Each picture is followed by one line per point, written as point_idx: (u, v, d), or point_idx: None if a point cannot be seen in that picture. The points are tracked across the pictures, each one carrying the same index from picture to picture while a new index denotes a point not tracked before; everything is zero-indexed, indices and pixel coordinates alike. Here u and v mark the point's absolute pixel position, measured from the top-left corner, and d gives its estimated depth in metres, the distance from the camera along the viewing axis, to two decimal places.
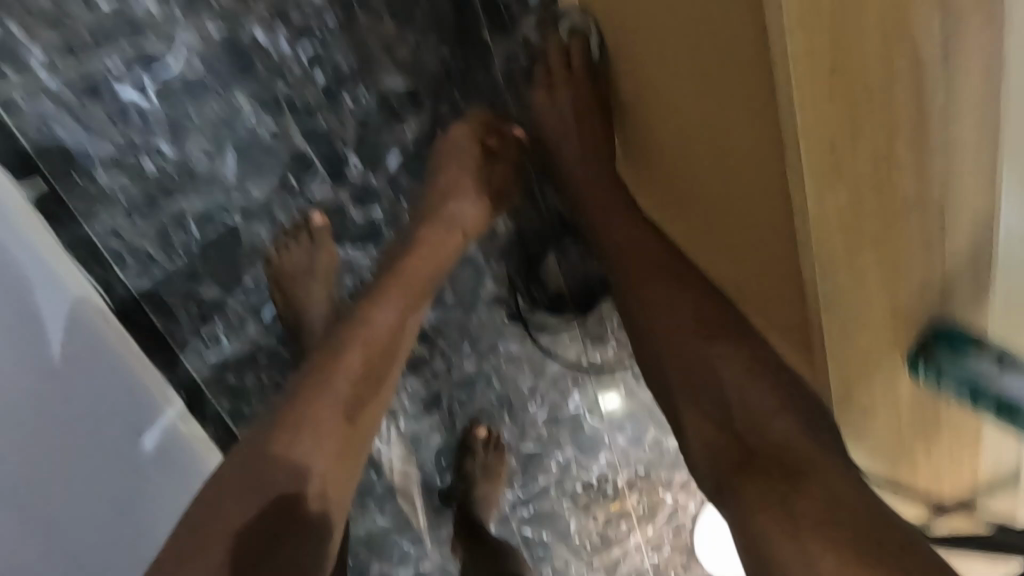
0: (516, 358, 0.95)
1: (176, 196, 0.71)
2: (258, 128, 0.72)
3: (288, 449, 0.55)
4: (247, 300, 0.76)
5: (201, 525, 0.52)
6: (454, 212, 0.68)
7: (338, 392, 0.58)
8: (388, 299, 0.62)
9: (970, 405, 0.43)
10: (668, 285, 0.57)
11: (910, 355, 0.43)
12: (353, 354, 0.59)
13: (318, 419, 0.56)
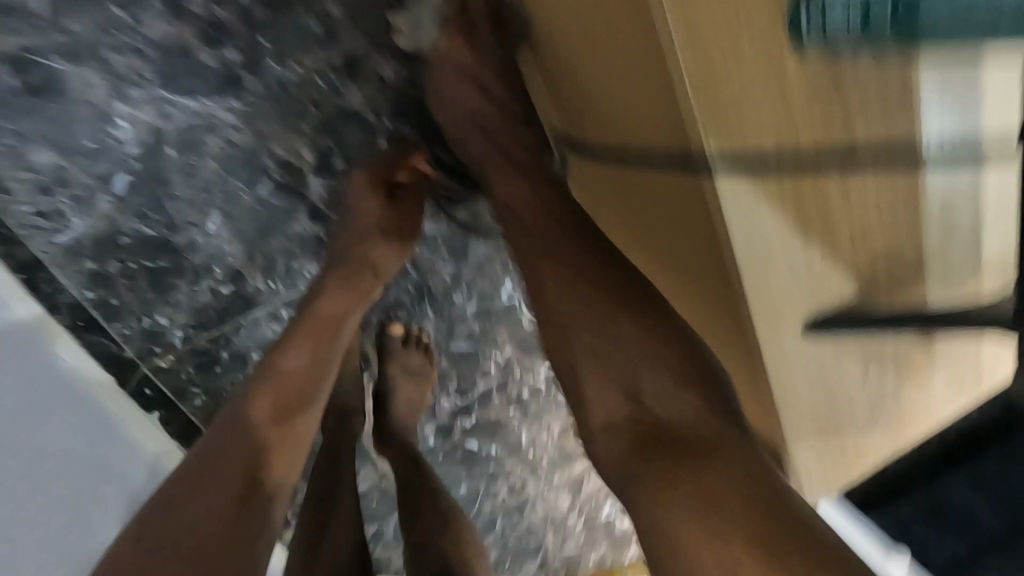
0: (431, 240, 0.82)
1: (53, 130, 0.63)
2: (137, 50, 0.62)
3: (186, 512, 0.51)
4: (90, 169, 0.65)
5: None
6: (370, 255, 0.68)
7: (246, 450, 0.56)
8: (298, 343, 0.62)
9: (881, 32, 0.35)
10: (623, 350, 0.53)
11: (793, 13, 0.36)
12: (262, 402, 0.58)
13: (225, 472, 0.54)
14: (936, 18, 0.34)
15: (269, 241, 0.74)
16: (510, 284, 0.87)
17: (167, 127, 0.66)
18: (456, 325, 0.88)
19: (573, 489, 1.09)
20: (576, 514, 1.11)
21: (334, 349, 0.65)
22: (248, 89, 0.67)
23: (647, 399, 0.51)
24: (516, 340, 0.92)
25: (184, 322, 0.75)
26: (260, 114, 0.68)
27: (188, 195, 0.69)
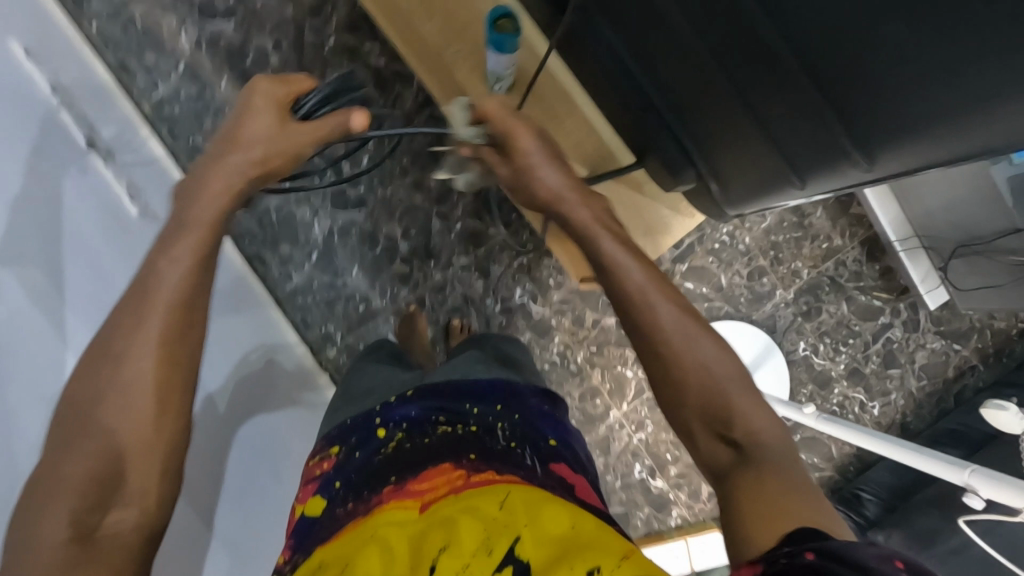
0: (467, 266, 1.42)
1: (286, 243, 1.38)
2: (314, 199, 1.37)
3: (119, 363, 0.57)
4: (306, 254, 1.39)
5: (95, 428, 0.56)
6: (233, 163, 0.64)
7: (152, 322, 0.58)
8: (173, 259, 0.60)
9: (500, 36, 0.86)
10: (663, 300, 0.69)
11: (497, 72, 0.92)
12: (166, 286, 0.59)
13: (156, 278, 0.60)
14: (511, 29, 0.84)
15: (381, 276, 1.41)
16: (519, 289, 1.44)
17: (333, 229, 1.39)
18: (490, 320, 1.44)
19: (603, 447, 1.46)
20: (613, 473, 1.46)
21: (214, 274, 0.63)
22: (366, 204, 1.39)
23: (724, 391, 0.66)
24: (531, 327, 1.44)
25: (343, 326, 1.40)
26: (373, 214, 1.39)
27: (345, 259, 1.40)
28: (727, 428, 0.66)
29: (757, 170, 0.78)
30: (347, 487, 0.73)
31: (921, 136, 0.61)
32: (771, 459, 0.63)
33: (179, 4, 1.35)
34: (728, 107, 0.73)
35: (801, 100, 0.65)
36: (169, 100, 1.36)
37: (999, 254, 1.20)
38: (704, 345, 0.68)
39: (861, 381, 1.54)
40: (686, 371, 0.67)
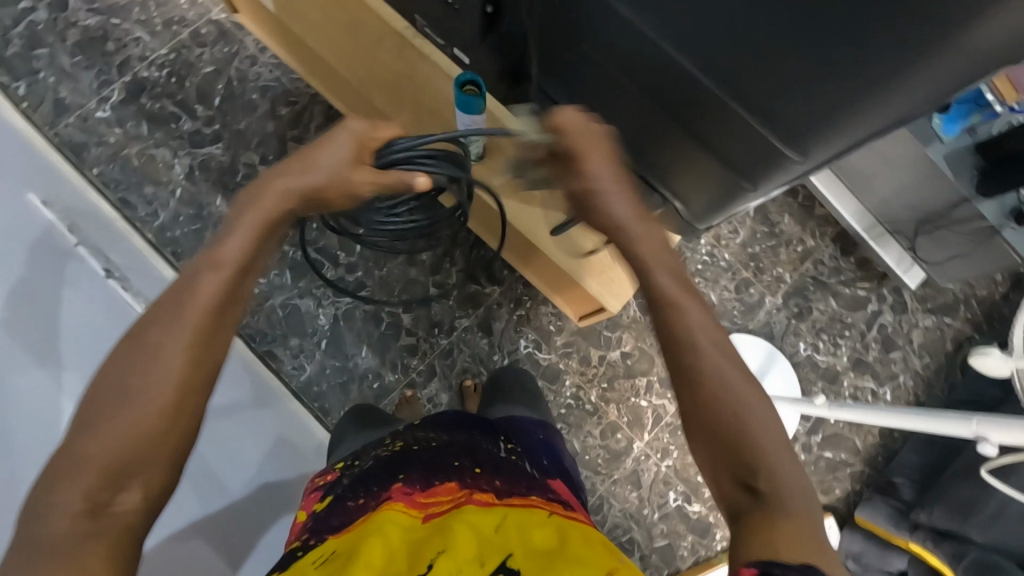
0: (469, 328, 1.48)
1: (295, 337, 1.44)
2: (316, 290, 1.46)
3: (130, 366, 0.62)
4: (315, 344, 1.45)
5: (107, 424, 0.60)
6: (278, 188, 0.72)
7: (177, 337, 0.63)
8: (208, 276, 0.66)
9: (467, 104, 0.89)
10: (696, 307, 0.68)
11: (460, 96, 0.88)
12: (184, 314, 0.64)
13: (174, 309, 0.64)
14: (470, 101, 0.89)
15: (389, 352, 1.46)
16: (523, 340, 1.49)
17: (337, 315, 1.46)
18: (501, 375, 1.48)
19: (634, 481, 1.46)
20: (649, 506, 1.46)
21: (223, 313, 0.66)
22: (366, 287, 1.47)
23: (736, 413, 0.64)
24: (541, 375, 1.49)
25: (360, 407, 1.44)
26: (372, 295, 1.47)
27: (352, 342, 1.46)
28: (737, 456, 0.63)
29: (715, 186, 0.83)
30: (351, 482, 0.88)
31: (836, 126, 0.63)
32: (788, 512, 0.60)
33: (171, 139, 1.49)
34: (673, 133, 0.80)
35: (726, 118, 0.71)
36: (169, 224, 1.46)
37: (955, 225, 1.29)
38: (734, 375, 0.66)
39: (867, 369, 1.58)
40: (693, 376, 0.66)
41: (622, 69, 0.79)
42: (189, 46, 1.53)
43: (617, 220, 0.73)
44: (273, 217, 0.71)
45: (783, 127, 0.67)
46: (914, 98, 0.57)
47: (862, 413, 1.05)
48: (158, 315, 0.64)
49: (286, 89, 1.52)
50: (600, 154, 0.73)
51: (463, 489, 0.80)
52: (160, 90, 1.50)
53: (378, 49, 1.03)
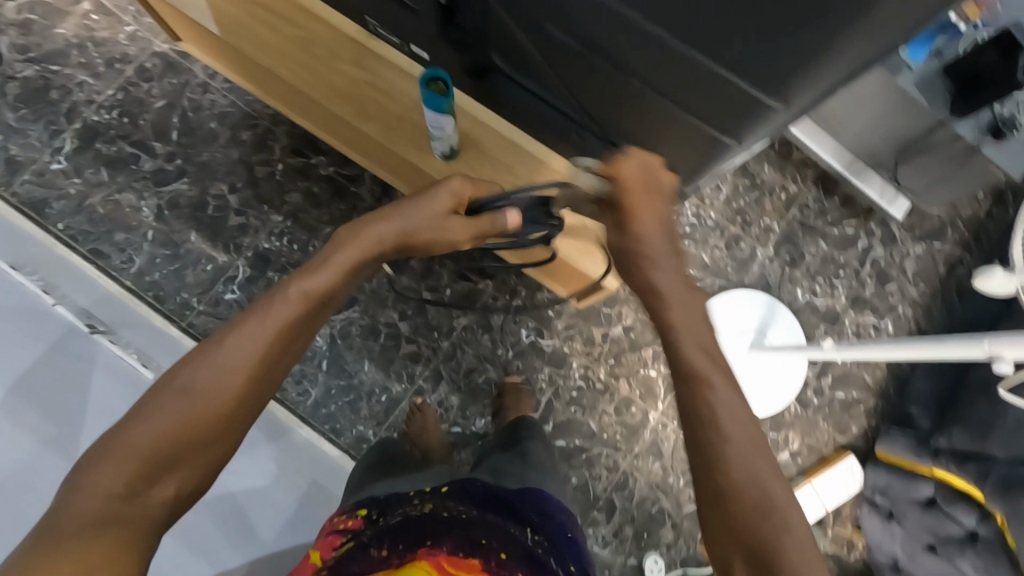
0: (469, 326, 1.47)
1: (295, 362, 1.42)
2: None
3: (204, 366, 0.64)
4: (317, 366, 1.42)
5: (181, 415, 0.62)
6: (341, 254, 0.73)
7: (247, 349, 0.65)
8: (290, 296, 0.69)
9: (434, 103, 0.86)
10: (726, 388, 0.63)
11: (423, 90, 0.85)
12: (258, 334, 0.66)
13: (254, 332, 0.66)
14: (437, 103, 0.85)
15: (392, 363, 1.44)
16: (524, 330, 1.48)
17: (334, 334, 1.43)
18: (507, 368, 1.47)
19: (655, 452, 1.47)
20: (674, 473, 1.46)
21: (291, 348, 0.69)
22: (358, 301, 1.45)
23: (762, 497, 0.59)
24: (547, 361, 1.48)
25: (371, 422, 1.42)
26: (366, 308, 1.45)
27: (353, 358, 1.43)
28: (761, 549, 0.58)
29: (704, 147, 0.80)
30: (375, 532, 0.91)
31: (815, 71, 0.59)
32: None
33: (134, 181, 1.44)
34: (650, 99, 0.78)
35: (701, 77, 0.68)
36: (147, 268, 1.42)
37: (933, 151, 1.29)
38: (764, 467, 0.60)
39: (866, 306, 1.59)
40: (718, 454, 0.61)
41: (585, 43, 0.74)
42: (137, 83, 1.47)
43: (660, 290, 0.71)
44: (360, 253, 0.74)
45: (761, 81, 0.63)
46: (892, 30, 0.52)
47: (870, 351, 1.05)
48: (245, 325, 0.66)
49: (244, 113, 1.48)
50: (650, 215, 0.73)
51: (484, 573, 0.84)
52: (114, 133, 1.45)
53: (336, 60, 0.99)
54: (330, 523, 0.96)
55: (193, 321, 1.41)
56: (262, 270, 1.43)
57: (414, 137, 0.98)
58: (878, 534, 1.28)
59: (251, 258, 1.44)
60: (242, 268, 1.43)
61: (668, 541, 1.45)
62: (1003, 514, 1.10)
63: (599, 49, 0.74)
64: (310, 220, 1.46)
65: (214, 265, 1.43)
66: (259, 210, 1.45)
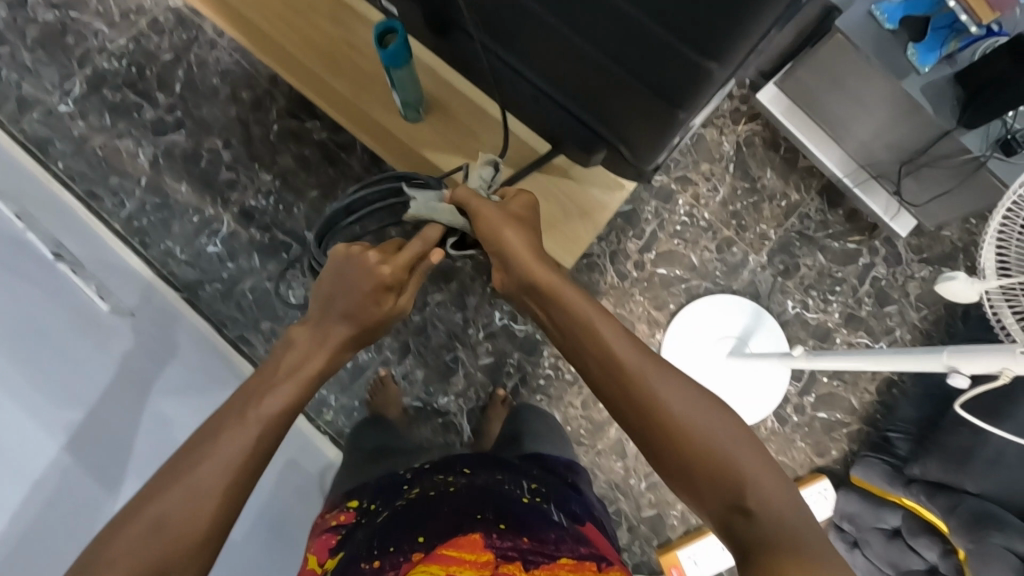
0: (442, 302, 1.45)
1: (265, 320, 1.43)
2: (285, 272, 1.44)
3: (169, 493, 0.61)
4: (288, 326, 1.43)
5: (157, 539, 0.59)
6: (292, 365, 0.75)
7: (221, 460, 0.64)
8: (256, 406, 0.69)
9: (388, 66, 0.82)
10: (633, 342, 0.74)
11: (376, 44, 0.82)
12: (229, 446, 0.65)
13: (222, 445, 0.65)
14: (392, 66, 0.82)
15: None
16: (498, 312, 1.45)
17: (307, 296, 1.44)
18: (477, 348, 1.45)
19: (619, 451, 1.42)
20: (636, 475, 1.41)
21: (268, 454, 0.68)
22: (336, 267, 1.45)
23: (694, 428, 0.66)
24: (518, 346, 1.45)
25: (333, 388, 1.42)
26: None
27: None
28: (710, 475, 0.64)
29: (655, 119, 0.77)
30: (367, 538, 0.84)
31: (751, 23, 0.55)
32: (782, 537, 0.58)
33: (134, 129, 1.48)
34: (602, 65, 0.74)
35: (644, 35, 0.65)
36: (136, 214, 1.45)
37: (937, 163, 1.22)
38: (679, 397, 0.68)
39: (861, 325, 1.51)
40: (640, 405, 0.69)
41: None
42: (148, 35, 1.51)
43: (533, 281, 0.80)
44: (321, 360, 0.77)
45: (699, 40, 0.60)
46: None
47: (837, 361, 0.99)
48: (217, 445, 0.64)
49: (246, 72, 1.50)
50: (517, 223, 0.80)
51: (487, 550, 0.78)
52: (120, 81, 1.50)
53: (312, 13, 1.01)
54: (321, 521, 0.95)
55: (173, 270, 1.43)
56: (244, 226, 1.45)
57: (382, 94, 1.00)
58: (841, 561, 1.21)
59: (236, 213, 1.46)
60: (227, 223, 1.45)
61: (622, 544, 1.40)
62: (966, 550, 1.01)
63: (548, 7, 0.72)
64: (298, 182, 1.47)
65: (200, 217, 1.45)
66: (249, 168, 1.47)
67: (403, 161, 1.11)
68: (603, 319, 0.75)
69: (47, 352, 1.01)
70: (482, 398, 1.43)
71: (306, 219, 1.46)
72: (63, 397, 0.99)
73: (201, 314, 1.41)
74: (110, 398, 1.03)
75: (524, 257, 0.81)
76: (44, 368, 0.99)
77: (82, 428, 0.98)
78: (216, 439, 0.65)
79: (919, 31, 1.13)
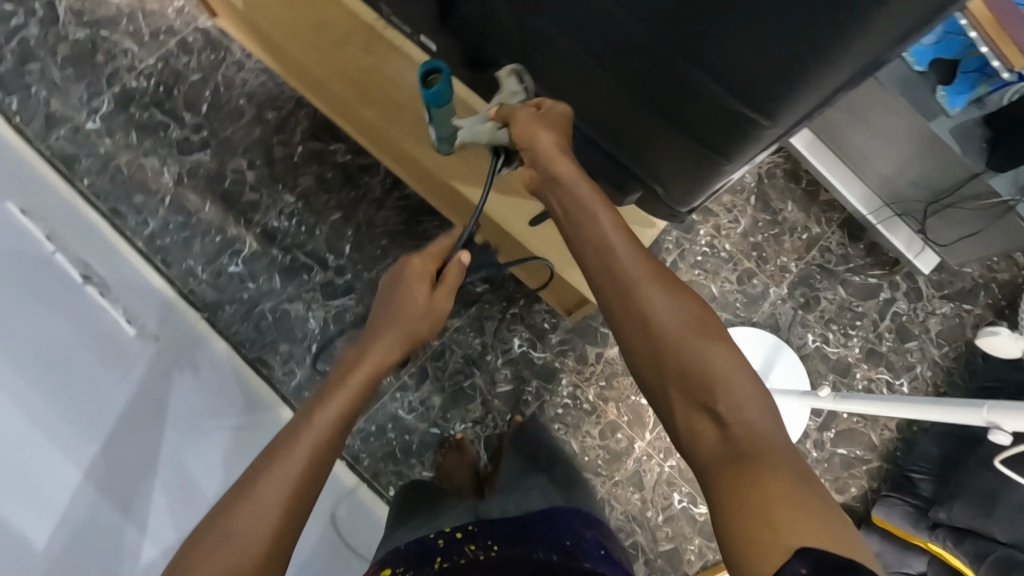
0: (461, 327, 1.45)
1: (285, 342, 1.42)
2: (305, 294, 1.44)
3: (258, 473, 0.66)
4: (308, 348, 1.42)
5: (238, 520, 0.64)
6: (386, 327, 0.82)
7: (307, 441, 0.69)
8: (336, 392, 0.75)
9: (430, 97, 0.80)
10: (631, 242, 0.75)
11: (419, 75, 0.79)
12: (316, 425, 0.71)
13: (310, 428, 0.70)
14: (435, 97, 0.79)
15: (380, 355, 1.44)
16: (517, 339, 1.45)
17: (326, 318, 1.44)
18: (495, 375, 1.44)
19: (636, 483, 1.41)
20: (653, 508, 1.40)
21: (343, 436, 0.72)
22: (357, 289, 1.45)
23: (671, 328, 0.69)
24: (536, 373, 1.45)
25: None
26: (365, 297, 1.44)
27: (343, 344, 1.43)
28: (693, 372, 0.67)
29: (690, 164, 0.77)
30: None
31: (798, 76, 0.55)
32: (754, 449, 0.61)
33: (159, 148, 1.49)
34: (636, 108, 0.75)
35: (686, 85, 0.65)
36: (159, 232, 1.46)
37: (963, 202, 1.22)
38: (662, 301, 0.71)
39: (881, 361, 1.50)
40: (637, 305, 0.71)
41: (574, 41, 0.72)
42: (176, 55, 1.53)
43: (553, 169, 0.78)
44: (395, 335, 0.81)
45: (743, 88, 0.60)
46: (886, 31, 0.49)
47: (867, 403, 0.98)
48: (300, 436, 0.69)
49: (272, 94, 1.51)
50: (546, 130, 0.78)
51: None
52: (148, 100, 1.51)
53: (347, 46, 1.03)
54: None
55: (194, 289, 1.43)
56: (266, 247, 1.46)
57: (414, 127, 1.01)
58: None
59: (258, 234, 1.46)
60: (249, 243, 1.46)
61: None
62: None
63: (586, 55, 0.73)
64: (321, 204, 1.47)
65: (223, 237, 1.46)
66: (273, 189, 1.48)
67: (434, 191, 1.12)
68: (600, 202, 0.77)
69: (76, 382, 1.01)
70: (500, 426, 1.43)
71: (327, 241, 1.46)
72: (88, 429, 0.98)
73: (219, 334, 1.41)
74: (138, 431, 1.04)
75: (549, 152, 0.78)
76: (62, 400, 0.98)
77: (104, 462, 0.97)
78: (305, 422, 0.71)
79: (947, 74, 1.13)
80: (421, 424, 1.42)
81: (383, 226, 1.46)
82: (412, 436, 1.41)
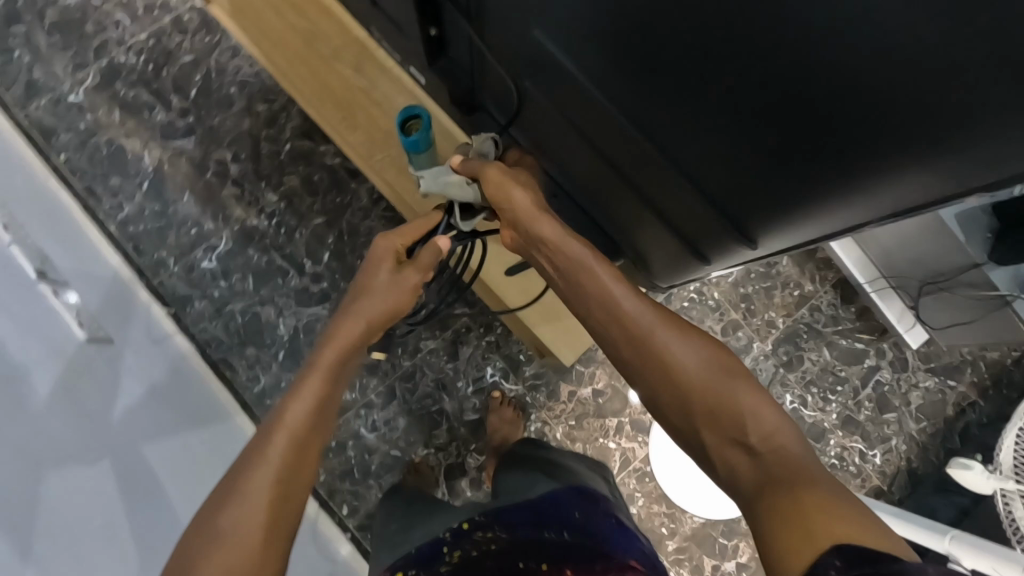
0: (434, 349, 1.41)
1: (252, 346, 1.38)
2: (278, 299, 1.40)
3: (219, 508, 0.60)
4: (275, 355, 1.38)
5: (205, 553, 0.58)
6: (353, 329, 0.75)
7: (271, 460, 0.63)
8: (297, 400, 0.68)
9: (408, 143, 0.79)
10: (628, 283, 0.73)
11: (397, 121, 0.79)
12: (276, 445, 0.64)
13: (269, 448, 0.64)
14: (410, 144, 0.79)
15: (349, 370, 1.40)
16: (490, 368, 1.41)
17: (296, 326, 1.39)
18: (464, 403, 1.40)
19: None
20: None
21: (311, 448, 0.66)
22: (332, 299, 1.40)
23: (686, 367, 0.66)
24: None
25: None
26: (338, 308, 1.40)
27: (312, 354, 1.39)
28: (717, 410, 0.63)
29: (709, 247, 0.76)
30: None
31: (830, 192, 0.55)
32: (793, 475, 0.56)
33: (142, 129, 1.43)
34: (622, 191, 0.79)
35: (678, 190, 0.70)
36: (133, 218, 1.41)
37: (959, 289, 1.18)
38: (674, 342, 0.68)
39: (857, 429, 1.47)
40: (653, 347, 0.68)
41: (573, 124, 0.74)
42: (169, 33, 1.46)
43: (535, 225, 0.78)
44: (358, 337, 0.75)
45: (770, 194, 0.60)
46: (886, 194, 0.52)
47: None
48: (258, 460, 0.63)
49: (265, 85, 1.45)
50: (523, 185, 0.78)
51: None
52: (135, 78, 1.45)
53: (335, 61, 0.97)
54: None
55: (163, 281, 1.39)
56: (242, 246, 1.41)
57: (397, 156, 0.97)
58: None
59: (236, 231, 1.41)
60: (225, 239, 1.41)
61: None
62: None
63: (585, 143, 0.76)
64: (303, 207, 1.42)
65: (199, 230, 1.41)
66: (256, 185, 1.43)
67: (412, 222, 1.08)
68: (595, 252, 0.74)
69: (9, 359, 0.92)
70: (464, 454, 1.39)
71: (306, 245, 1.41)
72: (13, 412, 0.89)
73: (185, 330, 1.37)
74: (71, 423, 0.96)
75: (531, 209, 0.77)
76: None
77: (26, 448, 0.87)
78: (264, 443, 0.64)
79: None
80: (382, 444, 1.39)
81: (364, 236, 1.41)
82: (372, 457, 1.38)
